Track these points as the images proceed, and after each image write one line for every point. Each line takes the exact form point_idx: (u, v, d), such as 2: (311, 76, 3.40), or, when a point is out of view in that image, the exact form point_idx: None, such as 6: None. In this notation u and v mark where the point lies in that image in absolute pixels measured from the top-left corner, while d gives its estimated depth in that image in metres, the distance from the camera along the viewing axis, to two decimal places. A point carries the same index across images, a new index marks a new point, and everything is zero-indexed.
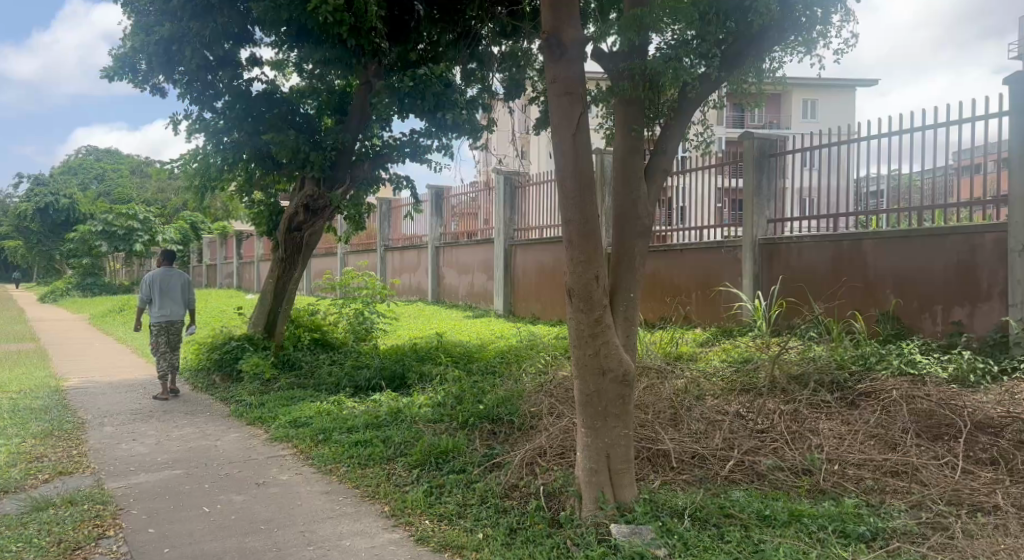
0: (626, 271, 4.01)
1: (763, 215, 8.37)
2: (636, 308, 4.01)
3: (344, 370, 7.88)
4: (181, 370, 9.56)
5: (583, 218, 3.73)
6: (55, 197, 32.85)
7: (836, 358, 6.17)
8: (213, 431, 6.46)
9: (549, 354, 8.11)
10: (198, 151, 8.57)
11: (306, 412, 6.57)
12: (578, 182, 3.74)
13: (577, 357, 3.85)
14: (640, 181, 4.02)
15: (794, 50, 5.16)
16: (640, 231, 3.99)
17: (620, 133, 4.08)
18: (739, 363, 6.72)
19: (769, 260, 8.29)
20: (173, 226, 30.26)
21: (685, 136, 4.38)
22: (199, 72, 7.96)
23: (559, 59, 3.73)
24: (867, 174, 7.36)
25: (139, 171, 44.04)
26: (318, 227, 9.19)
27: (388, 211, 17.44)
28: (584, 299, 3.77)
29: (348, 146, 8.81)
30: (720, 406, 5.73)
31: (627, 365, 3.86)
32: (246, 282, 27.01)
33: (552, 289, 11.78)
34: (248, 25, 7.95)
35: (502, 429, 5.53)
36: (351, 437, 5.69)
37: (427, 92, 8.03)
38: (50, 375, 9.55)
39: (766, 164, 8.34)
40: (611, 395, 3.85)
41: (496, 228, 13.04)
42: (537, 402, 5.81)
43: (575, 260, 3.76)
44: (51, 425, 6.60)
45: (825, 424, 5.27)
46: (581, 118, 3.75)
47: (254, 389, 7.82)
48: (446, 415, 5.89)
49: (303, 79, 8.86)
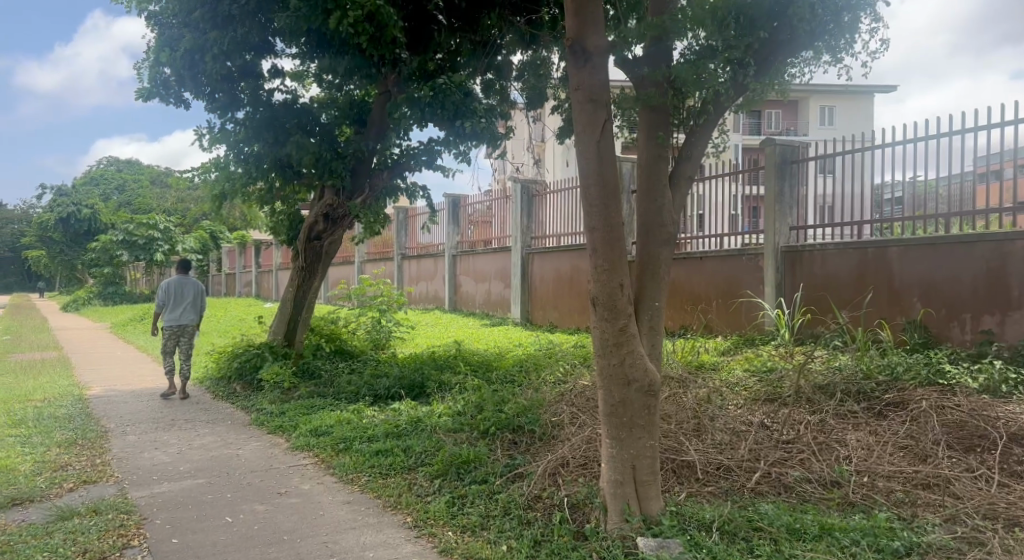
0: (651, 279, 3.96)
1: (785, 223, 8.29)
2: (661, 317, 3.96)
3: (364, 379, 7.87)
4: (202, 378, 9.60)
5: (607, 226, 3.70)
6: (77, 207, 33.27)
7: (862, 367, 6.09)
8: (235, 440, 6.47)
9: (568, 363, 8.06)
10: (220, 161, 8.63)
11: (326, 421, 6.56)
12: (603, 190, 3.71)
13: (601, 367, 3.81)
14: (665, 189, 3.98)
15: (821, 58, 5.11)
16: (665, 238, 3.95)
17: (644, 140, 4.05)
18: (762, 373, 6.65)
19: (791, 268, 8.20)
20: (193, 235, 30.55)
21: (710, 143, 4.34)
22: (221, 82, 8.00)
23: (584, 66, 3.71)
24: (889, 181, 7.31)
25: (160, 182, 44.49)
26: (338, 236, 9.20)
27: (405, 220, 17.48)
28: (609, 307, 3.73)
29: (366, 155, 8.92)
30: (744, 416, 5.66)
31: (653, 375, 3.81)
32: (265, 290, 27.20)
33: (570, 297, 11.73)
34: (269, 36, 8.00)
35: (523, 438, 5.49)
36: (372, 446, 5.67)
37: (447, 100, 7.88)
38: (73, 384, 9.62)
39: (787, 170, 8.27)
40: (637, 406, 3.80)
41: (513, 236, 13.02)
42: (558, 411, 5.76)
43: (599, 269, 3.73)
44: (75, 434, 6.63)
45: (853, 435, 5.19)
46: (606, 125, 3.73)
47: (274, 398, 7.82)
48: (467, 424, 5.86)
49: (323, 89, 8.94)
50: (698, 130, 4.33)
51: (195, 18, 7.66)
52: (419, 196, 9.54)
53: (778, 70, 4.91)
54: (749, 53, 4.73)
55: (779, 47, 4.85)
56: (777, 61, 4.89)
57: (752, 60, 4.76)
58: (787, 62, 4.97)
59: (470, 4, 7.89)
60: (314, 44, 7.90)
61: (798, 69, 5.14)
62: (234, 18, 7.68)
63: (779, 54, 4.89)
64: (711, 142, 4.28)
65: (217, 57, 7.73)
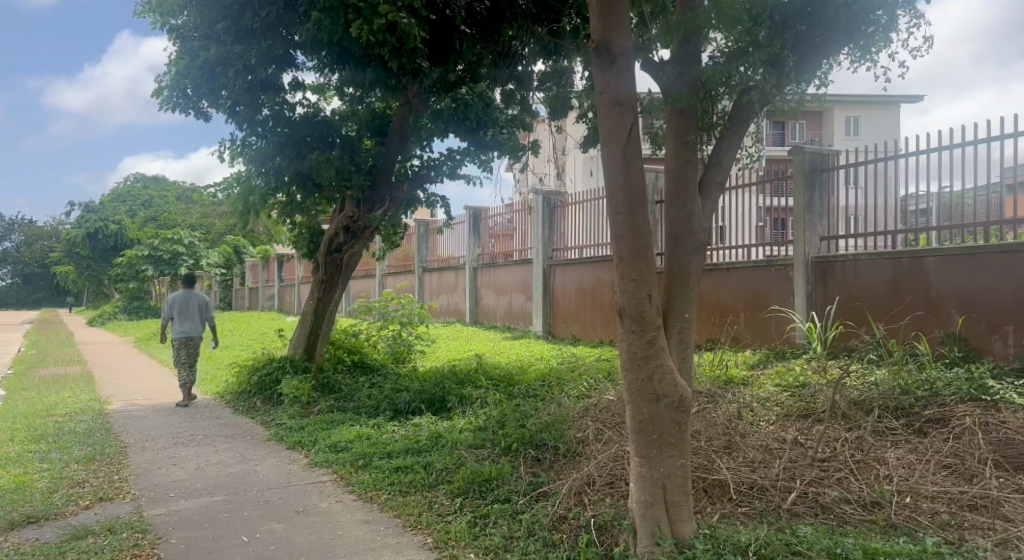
0: (680, 290, 3.79)
1: (816, 233, 8.06)
2: (692, 330, 3.78)
3: (384, 393, 7.74)
4: (222, 392, 9.53)
5: (634, 235, 3.55)
6: (105, 223, 33.64)
7: (900, 382, 5.86)
8: (253, 456, 6.36)
9: (591, 377, 7.88)
10: (241, 174, 8.60)
11: (345, 436, 6.45)
12: (630, 198, 3.55)
13: (629, 382, 3.64)
14: (695, 195, 3.82)
15: (852, 59, 4.98)
16: (695, 247, 3.79)
17: (672, 145, 3.89)
18: (794, 388, 6.44)
19: (822, 279, 7.96)
20: (217, 250, 30.79)
21: (741, 149, 4.19)
22: (244, 95, 7.93)
23: (609, 68, 3.56)
24: (914, 192, 7.16)
25: (185, 197, 44.92)
26: (358, 249, 9.11)
27: (426, 233, 17.41)
28: (637, 320, 3.57)
29: (387, 165, 8.90)
30: (776, 434, 5.47)
31: (683, 390, 3.64)
32: (288, 304, 27.30)
33: (593, 310, 11.55)
34: (291, 50, 7.91)
35: (547, 454, 5.32)
36: (392, 462, 5.54)
37: (468, 111, 7.95)
38: (95, 398, 9.61)
39: (817, 179, 8.08)
40: (668, 423, 3.63)
41: (534, 248, 12.89)
42: (583, 427, 5.59)
43: (626, 279, 3.57)
44: (94, 449, 6.56)
45: (893, 453, 4.98)
46: (633, 129, 3.57)
47: (294, 412, 7.72)
48: (488, 440, 5.70)
49: (344, 102, 8.88)
50: (728, 134, 4.17)
51: (217, 32, 7.63)
52: (438, 208, 9.43)
53: (807, 73, 4.79)
54: (779, 55, 4.60)
55: (805, 49, 4.76)
56: (806, 64, 4.78)
57: (781, 62, 4.64)
58: (817, 65, 4.84)
59: (491, 13, 7.79)
60: (335, 57, 7.84)
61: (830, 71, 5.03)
62: (256, 32, 7.63)
63: (807, 55, 4.78)
64: (742, 147, 4.12)
65: (240, 71, 7.70)
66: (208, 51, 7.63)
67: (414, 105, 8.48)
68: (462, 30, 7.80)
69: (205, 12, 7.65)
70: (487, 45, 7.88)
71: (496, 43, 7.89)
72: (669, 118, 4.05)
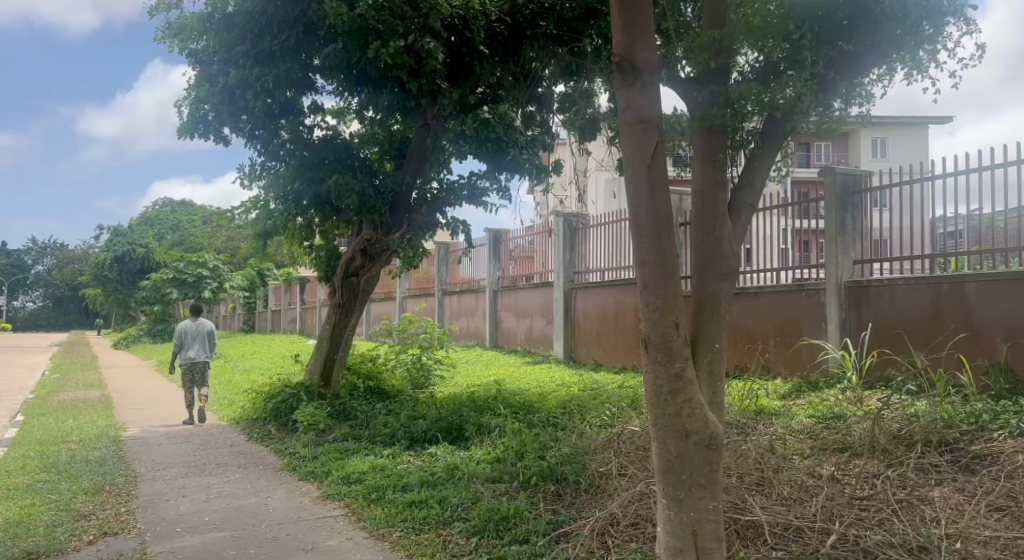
0: (709, 319, 3.54)
1: (849, 256, 7.75)
2: (723, 361, 3.52)
3: (400, 421, 7.51)
4: (238, 418, 9.39)
5: (660, 259, 3.32)
6: (132, 247, 33.99)
7: (943, 416, 5.53)
8: (264, 488, 6.15)
9: (614, 405, 7.60)
10: (260, 198, 8.51)
11: (359, 467, 6.23)
12: (655, 222, 3.32)
13: (656, 418, 3.40)
14: (725, 218, 3.56)
15: (896, 76, 4.75)
16: (725, 272, 3.54)
17: (699, 165, 3.65)
18: (830, 421, 6.15)
19: (856, 304, 7.64)
20: (241, 273, 30.92)
21: (774, 169, 3.94)
22: (264, 119, 7.77)
23: (633, 86, 3.33)
24: (946, 214, 6.94)
25: (211, 220, 45.30)
26: (375, 272, 8.92)
27: (447, 255, 17.24)
28: (663, 350, 3.33)
29: (405, 191, 8.63)
30: (811, 470, 5.18)
31: (714, 427, 3.38)
32: (310, 327, 27.29)
33: (616, 334, 11.26)
34: (311, 74, 7.81)
35: (568, 490, 5.06)
36: (406, 497, 5.29)
37: (491, 136, 7.56)
38: (112, 423, 9.52)
39: (850, 201, 7.79)
40: (698, 462, 3.37)
41: (556, 271, 12.65)
42: (606, 461, 5.30)
43: (650, 306, 3.34)
44: (103, 479, 6.40)
45: (939, 493, 4.68)
46: (657, 150, 3.33)
47: (309, 440, 7.51)
48: (506, 473, 5.44)
49: (363, 125, 8.76)
50: (759, 153, 3.93)
51: (235, 56, 7.54)
52: (459, 231, 9.27)
53: (848, 89, 4.57)
54: (814, 70, 4.38)
55: (843, 65, 4.57)
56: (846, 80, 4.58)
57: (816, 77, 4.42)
58: (858, 80, 4.61)
59: (511, 32, 7.76)
60: (354, 80, 7.72)
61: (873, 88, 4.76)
62: (275, 55, 7.50)
63: (847, 71, 4.56)
64: (774, 167, 3.88)
65: (259, 93, 7.52)
66: (228, 75, 7.49)
67: (432, 127, 8.16)
68: (482, 50, 7.66)
69: (224, 36, 7.56)
70: (506, 67, 7.82)
71: (514, 65, 7.85)
72: (697, 139, 3.80)
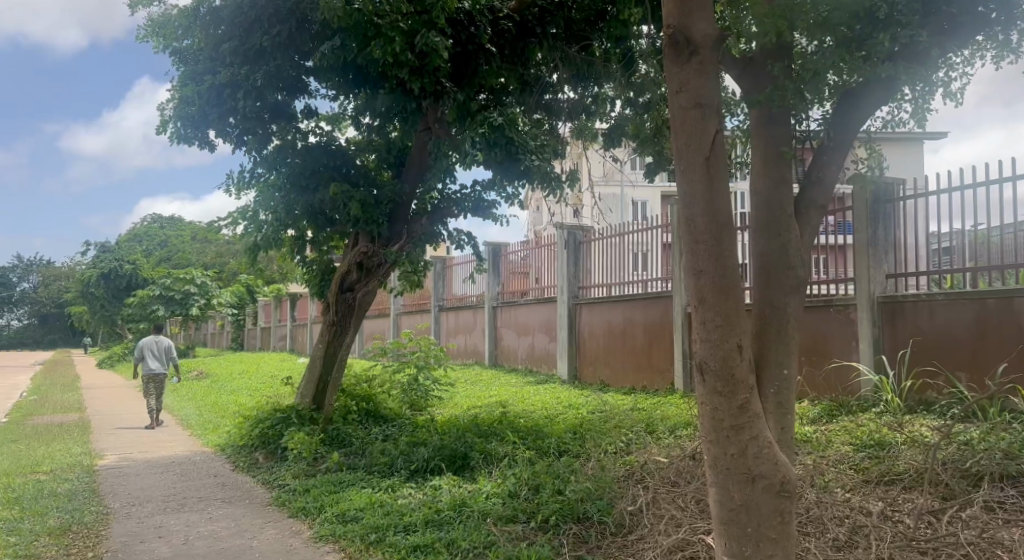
0: (774, 339, 3.00)
1: (881, 269, 7.24)
2: (792, 390, 2.98)
3: (398, 449, 6.93)
4: (223, 445, 8.78)
5: (719, 268, 2.79)
6: (119, 264, 33.18)
7: (1003, 444, 5.03)
8: (250, 527, 5.55)
9: (630, 431, 7.06)
10: (248, 208, 7.92)
11: (356, 502, 5.64)
12: (714, 223, 2.80)
13: (714, 459, 2.86)
14: (792, 222, 3.05)
15: (979, 53, 4.29)
16: (793, 284, 3.01)
17: (760, 159, 3.17)
18: (871, 449, 5.66)
19: (891, 321, 7.13)
20: (230, 290, 30.27)
21: (845, 164, 3.44)
22: (253, 122, 7.20)
23: (688, 63, 2.82)
24: (938, 230, 6.86)
25: (201, 236, 44.59)
26: (372, 287, 8.31)
27: (443, 270, 16.67)
28: (724, 379, 2.80)
29: (405, 200, 8.09)
30: (861, 506, 4.71)
31: (785, 468, 2.85)
32: (301, 344, 26.68)
33: (624, 353, 10.73)
34: (303, 75, 7.31)
35: (591, 532, 4.51)
36: (409, 540, 4.71)
37: (501, 140, 6.92)
38: (87, 451, 8.88)
39: (881, 212, 7.29)
40: (767, 512, 2.82)
41: (559, 286, 12.09)
42: (634, 498, 4.78)
43: (707, 326, 2.82)
44: (72, 518, 5.79)
45: (1011, 535, 4.16)
46: (717, 139, 2.81)
47: (300, 471, 6.92)
48: (521, 512, 4.87)
49: (360, 133, 8.28)
50: (830, 147, 3.45)
51: (222, 53, 6.99)
52: (464, 244, 8.76)
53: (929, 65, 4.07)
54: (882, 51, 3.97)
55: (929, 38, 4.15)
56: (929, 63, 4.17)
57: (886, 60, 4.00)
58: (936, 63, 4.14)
59: (519, 30, 7.20)
60: (351, 81, 7.27)
61: (952, 67, 4.27)
62: (266, 52, 6.99)
63: (925, 56, 4.10)
64: (845, 162, 3.40)
65: (250, 94, 6.99)
66: (217, 74, 6.96)
67: (435, 131, 7.56)
68: (489, 48, 7.01)
69: (211, 32, 7.03)
70: (513, 69, 7.23)
71: (522, 68, 7.33)
72: (757, 132, 3.31)
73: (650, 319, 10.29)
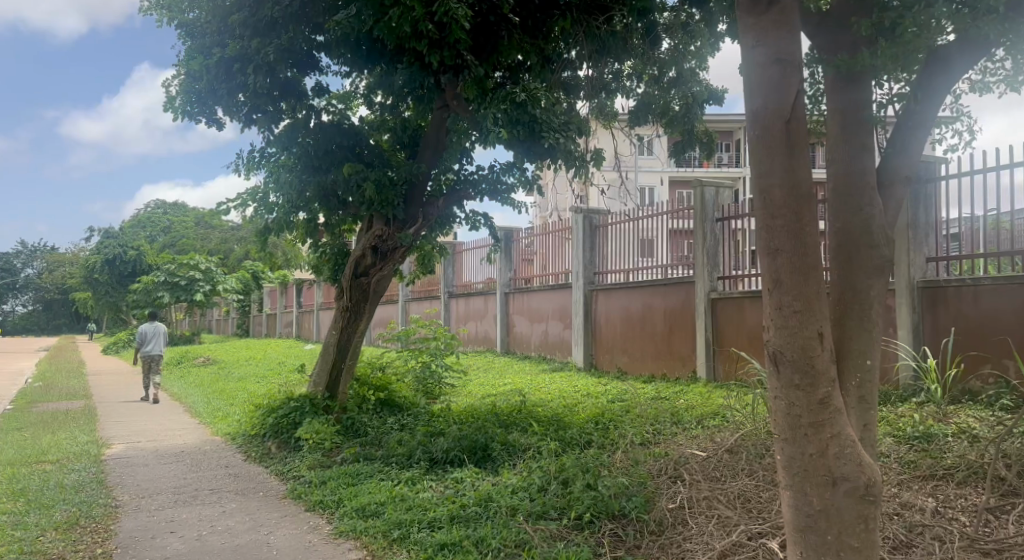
0: (857, 325, 2.77)
1: (921, 253, 6.94)
2: (875, 381, 2.74)
3: (416, 438, 6.66)
4: (233, 434, 8.53)
5: (799, 246, 2.52)
6: (123, 249, 32.81)
7: None
8: (267, 521, 5.29)
9: (656, 421, 6.80)
10: (257, 190, 7.61)
11: (377, 496, 5.37)
12: (793, 195, 2.53)
13: (789, 460, 2.59)
14: (875, 194, 2.83)
15: None
16: (877, 264, 2.78)
17: (839, 128, 2.94)
18: (918, 441, 5.37)
19: (931, 307, 6.84)
20: (235, 276, 29.99)
21: (930, 134, 3.18)
22: (261, 98, 6.92)
23: (767, 13, 2.57)
24: (952, 215, 6.84)
25: (205, 221, 44.33)
26: (388, 272, 7.98)
27: (453, 255, 16.38)
28: (803, 370, 2.52)
29: (421, 181, 7.78)
30: (913, 502, 4.45)
31: (870, 469, 2.56)
32: (307, 331, 26.44)
33: (643, 339, 10.46)
34: (314, 50, 7.01)
35: (628, 531, 4.25)
36: (435, 537, 4.45)
37: (523, 118, 6.58)
38: (93, 440, 8.61)
39: (921, 192, 7.00)
40: (849, 519, 2.54)
41: (574, 271, 11.78)
42: (674, 495, 4.55)
43: (784, 311, 2.53)
44: (79, 511, 5.54)
45: None
46: (797, 102, 2.55)
47: (316, 461, 6.65)
48: (553, 507, 4.61)
49: (372, 112, 7.99)
50: (915, 113, 3.20)
51: (232, 24, 6.69)
52: (480, 226, 8.47)
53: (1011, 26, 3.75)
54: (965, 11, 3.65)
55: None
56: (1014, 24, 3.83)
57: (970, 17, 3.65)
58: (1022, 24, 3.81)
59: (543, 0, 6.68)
60: (366, 55, 6.97)
61: None
62: (277, 24, 6.69)
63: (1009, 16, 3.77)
64: (931, 128, 3.17)
65: (260, 68, 6.68)
66: (226, 48, 6.66)
67: (453, 107, 7.29)
68: (510, 18, 6.55)
69: (219, 4, 6.72)
70: (535, 44, 6.77)
71: (543, 42, 6.84)
72: (832, 97, 3.07)
73: (670, 304, 10.01)
